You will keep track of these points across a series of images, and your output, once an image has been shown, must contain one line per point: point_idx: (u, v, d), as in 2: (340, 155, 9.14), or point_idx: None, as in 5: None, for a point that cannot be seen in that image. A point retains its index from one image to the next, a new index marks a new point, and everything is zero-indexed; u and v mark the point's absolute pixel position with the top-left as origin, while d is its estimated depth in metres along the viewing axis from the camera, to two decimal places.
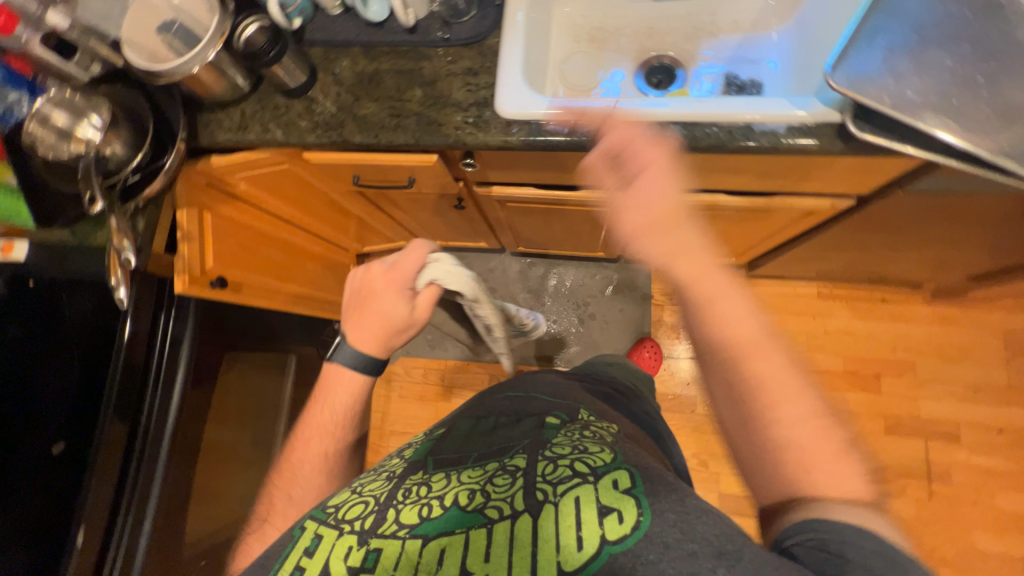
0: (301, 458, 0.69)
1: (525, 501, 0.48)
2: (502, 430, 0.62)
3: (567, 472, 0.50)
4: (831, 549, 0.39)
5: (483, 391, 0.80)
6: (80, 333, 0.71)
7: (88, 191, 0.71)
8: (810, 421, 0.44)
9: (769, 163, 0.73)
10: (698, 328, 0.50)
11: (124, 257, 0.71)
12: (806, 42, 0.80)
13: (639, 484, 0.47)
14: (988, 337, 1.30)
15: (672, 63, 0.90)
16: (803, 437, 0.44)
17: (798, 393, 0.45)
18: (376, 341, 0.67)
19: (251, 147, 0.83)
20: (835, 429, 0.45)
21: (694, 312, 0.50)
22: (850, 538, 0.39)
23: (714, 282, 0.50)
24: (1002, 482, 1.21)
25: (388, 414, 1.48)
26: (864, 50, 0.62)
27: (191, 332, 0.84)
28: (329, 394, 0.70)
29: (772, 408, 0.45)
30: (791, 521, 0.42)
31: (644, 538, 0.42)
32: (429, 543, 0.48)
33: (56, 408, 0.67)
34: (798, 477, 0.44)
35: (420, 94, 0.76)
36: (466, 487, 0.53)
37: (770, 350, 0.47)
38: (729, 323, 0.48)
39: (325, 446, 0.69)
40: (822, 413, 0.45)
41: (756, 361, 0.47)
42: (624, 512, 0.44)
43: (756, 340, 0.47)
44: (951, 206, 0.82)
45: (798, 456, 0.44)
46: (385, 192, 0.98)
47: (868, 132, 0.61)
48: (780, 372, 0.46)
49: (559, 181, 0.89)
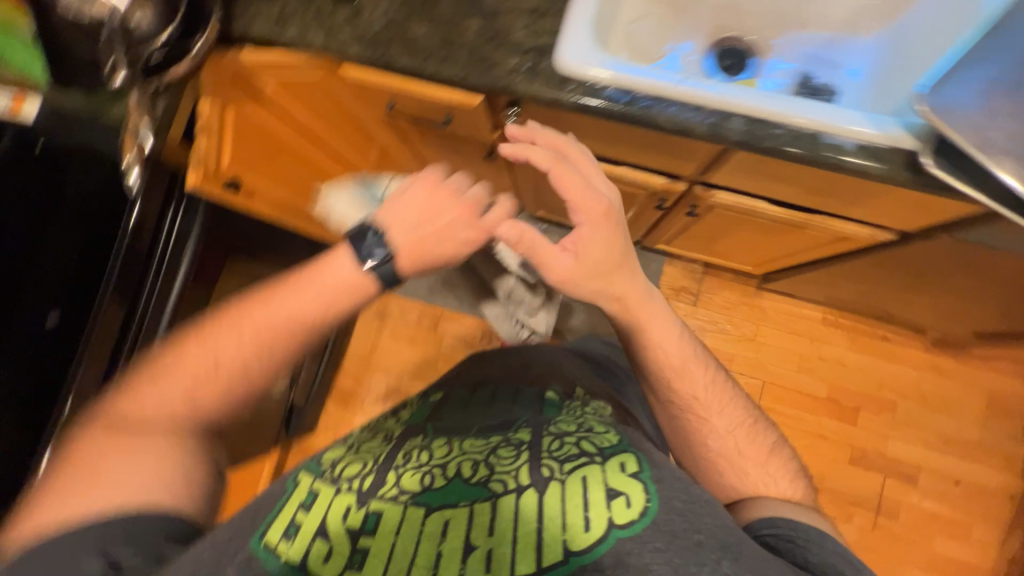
0: (225, 348, 0.55)
1: (531, 476, 0.52)
2: (497, 402, 0.68)
3: (574, 450, 0.55)
4: (799, 541, 0.52)
5: (475, 355, 0.86)
6: (85, 206, 0.74)
7: (109, 60, 0.66)
8: (741, 426, 0.63)
9: (823, 178, 0.70)
10: (646, 353, 0.65)
11: (141, 138, 0.71)
12: (896, 56, 0.74)
13: (644, 469, 0.53)
14: (974, 394, 1.32)
15: (747, 49, 0.84)
16: (719, 435, 0.63)
17: (714, 406, 0.64)
18: (420, 247, 0.58)
19: (286, 49, 0.77)
20: (758, 425, 0.65)
21: (643, 340, 0.64)
22: (813, 537, 0.52)
23: (655, 317, 0.64)
24: (944, 528, 1.27)
25: (376, 348, 1.50)
26: (962, 80, 0.57)
27: (198, 230, 0.87)
28: (297, 292, 0.58)
29: (712, 420, 0.63)
30: (769, 518, 0.56)
31: (651, 524, 0.47)
32: (431, 514, 0.51)
33: (61, 275, 0.73)
34: (747, 470, 0.61)
35: (478, 27, 0.70)
36: (467, 458, 0.56)
37: (692, 373, 0.64)
38: (677, 356, 0.64)
39: (262, 345, 0.56)
40: (747, 415, 0.65)
41: (681, 380, 0.64)
42: (632, 497, 0.49)
43: (683, 365, 0.64)
44: (988, 260, 0.80)
45: (719, 453, 0.62)
46: (418, 126, 0.93)
47: (939, 169, 0.58)
48: (712, 391, 0.64)
49: (600, 152, 0.85)
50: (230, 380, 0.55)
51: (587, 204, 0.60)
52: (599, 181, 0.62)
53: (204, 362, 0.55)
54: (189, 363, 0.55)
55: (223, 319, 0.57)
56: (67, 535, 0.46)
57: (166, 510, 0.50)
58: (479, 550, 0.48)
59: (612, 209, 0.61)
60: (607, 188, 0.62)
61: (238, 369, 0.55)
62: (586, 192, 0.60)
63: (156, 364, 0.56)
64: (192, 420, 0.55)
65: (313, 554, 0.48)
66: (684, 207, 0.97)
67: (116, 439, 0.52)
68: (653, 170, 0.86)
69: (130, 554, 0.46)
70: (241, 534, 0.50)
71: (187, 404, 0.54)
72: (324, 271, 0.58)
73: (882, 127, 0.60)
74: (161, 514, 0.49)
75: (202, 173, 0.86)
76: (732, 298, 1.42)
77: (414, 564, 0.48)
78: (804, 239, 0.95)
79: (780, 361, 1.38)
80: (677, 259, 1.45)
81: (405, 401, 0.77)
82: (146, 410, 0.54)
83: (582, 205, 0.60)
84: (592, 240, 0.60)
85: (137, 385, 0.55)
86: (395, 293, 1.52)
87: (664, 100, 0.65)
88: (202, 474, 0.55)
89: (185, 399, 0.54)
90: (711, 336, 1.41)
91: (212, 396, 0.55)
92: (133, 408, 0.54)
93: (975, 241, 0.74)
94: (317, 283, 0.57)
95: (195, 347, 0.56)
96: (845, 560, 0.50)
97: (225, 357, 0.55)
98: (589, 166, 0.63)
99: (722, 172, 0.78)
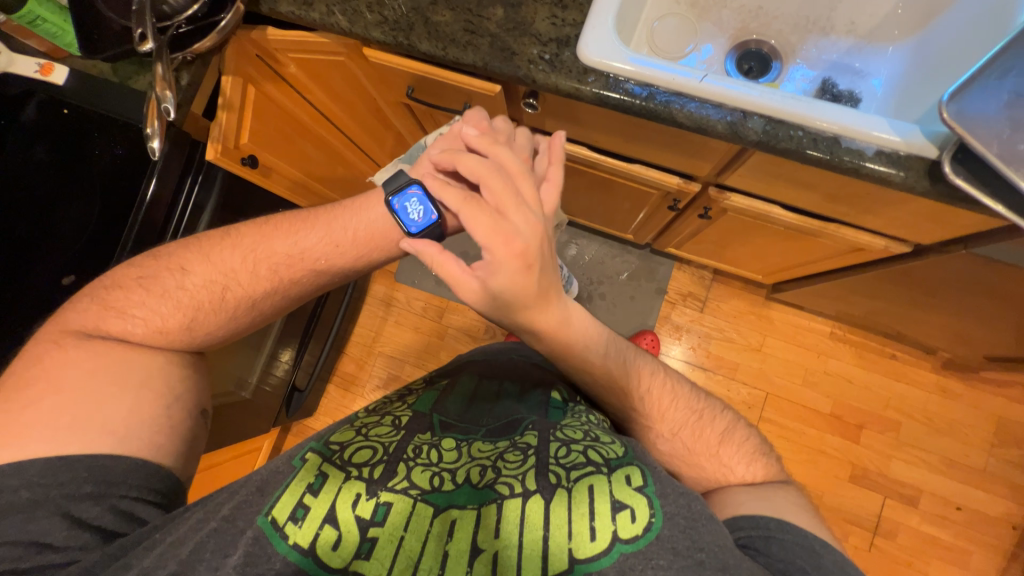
0: (235, 271, 0.62)
1: (537, 482, 0.53)
2: (499, 408, 0.69)
3: (581, 460, 0.55)
4: (760, 540, 0.51)
5: (452, 360, 0.85)
6: (102, 171, 0.77)
7: (139, 27, 0.68)
8: (685, 425, 0.63)
9: (841, 183, 0.69)
10: (592, 371, 0.63)
11: (163, 108, 0.70)
12: (923, 66, 0.73)
13: (650, 483, 0.52)
14: (982, 419, 1.29)
15: (770, 53, 0.83)
16: (676, 436, 0.63)
17: (659, 411, 0.64)
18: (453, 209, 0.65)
19: (309, 28, 0.77)
20: (705, 415, 0.64)
21: (590, 359, 0.62)
22: (772, 531, 0.51)
23: (598, 336, 0.62)
24: (941, 552, 1.24)
25: (380, 335, 1.51)
26: (988, 86, 0.55)
27: (213, 201, 0.88)
28: (306, 231, 0.64)
29: (654, 425, 0.64)
30: (733, 518, 0.55)
31: (655, 541, 0.47)
32: (439, 514, 0.51)
33: (74, 236, 0.75)
34: (704, 468, 0.61)
35: (501, 15, 0.70)
36: (477, 464, 0.57)
37: (633, 382, 0.64)
38: (606, 374, 0.63)
39: (272, 273, 0.63)
40: (691, 409, 0.64)
41: (626, 389, 0.64)
42: (636, 510, 0.49)
43: (625, 373, 0.64)
44: (999, 279, 0.79)
45: (687, 457, 0.62)
46: (436, 112, 0.93)
47: (961, 178, 0.56)
48: (647, 398, 0.64)
49: (615, 149, 0.85)
50: (230, 302, 0.62)
51: (495, 248, 0.47)
52: (521, 215, 0.49)
53: (210, 280, 0.62)
54: (192, 278, 0.62)
55: (238, 243, 0.64)
56: (39, 462, 0.49)
57: (132, 457, 0.52)
58: (486, 553, 0.49)
59: (530, 253, 0.48)
60: (532, 225, 0.49)
61: (240, 296, 0.62)
62: (496, 232, 0.48)
63: (156, 281, 0.62)
64: (174, 343, 0.60)
65: (322, 540, 0.49)
66: (697, 209, 0.96)
67: (97, 365, 0.55)
68: (669, 169, 0.86)
69: (93, 514, 0.49)
70: (246, 510, 0.50)
71: (179, 320, 0.60)
72: (349, 216, 0.65)
73: (903, 134, 0.60)
74: (127, 460, 0.52)
75: (222, 148, 0.86)
76: (740, 307, 1.41)
77: (421, 561, 0.48)
78: (817, 249, 0.94)
79: (785, 372, 1.37)
80: (686, 264, 1.44)
81: (410, 386, 0.77)
82: (137, 324, 0.59)
83: (490, 250, 0.48)
84: (500, 286, 0.49)
85: (131, 299, 0.60)
86: (401, 281, 1.53)
87: (684, 96, 0.65)
88: (183, 418, 0.58)
89: (179, 316, 0.60)
90: (716, 344, 1.40)
91: (204, 319, 0.61)
92: (124, 321, 0.59)
93: (991, 256, 0.73)
94: (346, 224, 0.64)
95: (202, 265, 0.62)
96: (808, 552, 0.49)
97: (230, 279, 0.62)
98: (519, 195, 0.50)
99: (738, 174, 0.77)
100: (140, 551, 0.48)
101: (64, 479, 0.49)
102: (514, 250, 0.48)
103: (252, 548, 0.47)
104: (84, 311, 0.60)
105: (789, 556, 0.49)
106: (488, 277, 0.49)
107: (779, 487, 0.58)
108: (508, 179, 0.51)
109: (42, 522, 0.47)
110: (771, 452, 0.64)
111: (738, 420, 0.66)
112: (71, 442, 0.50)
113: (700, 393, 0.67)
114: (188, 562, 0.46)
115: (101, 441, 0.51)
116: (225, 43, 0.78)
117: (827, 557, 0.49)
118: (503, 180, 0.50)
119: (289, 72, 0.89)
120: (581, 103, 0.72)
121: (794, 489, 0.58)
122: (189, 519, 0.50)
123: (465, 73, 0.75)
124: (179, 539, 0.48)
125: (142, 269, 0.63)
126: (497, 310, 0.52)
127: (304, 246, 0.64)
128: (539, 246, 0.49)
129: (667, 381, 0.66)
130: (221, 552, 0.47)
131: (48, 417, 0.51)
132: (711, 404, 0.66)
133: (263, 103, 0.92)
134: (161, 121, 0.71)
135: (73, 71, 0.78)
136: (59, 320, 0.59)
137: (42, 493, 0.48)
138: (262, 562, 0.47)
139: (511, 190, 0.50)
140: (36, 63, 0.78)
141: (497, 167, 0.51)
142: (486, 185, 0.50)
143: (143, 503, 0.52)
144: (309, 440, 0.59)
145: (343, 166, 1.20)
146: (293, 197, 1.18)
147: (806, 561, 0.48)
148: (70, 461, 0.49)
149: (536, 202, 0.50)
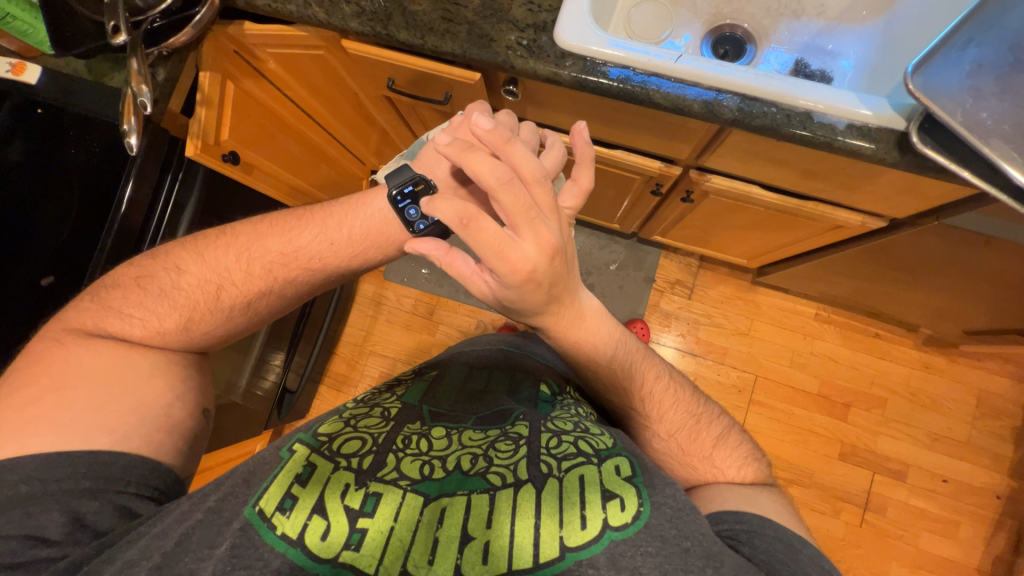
0: (229, 270, 0.62)
1: (529, 471, 0.53)
2: (488, 399, 0.69)
3: (571, 450, 0.55)
4: (741, 534, 0.52)
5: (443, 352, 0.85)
6: (84, 168, 0.77)
7: (111, 21, 0.68)
8: (683, 427, 0.64)
9: (817, 158, 0.70)
10: (595, 365, 0.64)
11: (139, 102, 0.70)
12: (892, 45, 0.75)
13: (638, 473, 0.53)
14: (964, 393, 1.32)
15: (744, 37, 0.85)
16: (671, 439, 0.64)
17: (658, 414, 0.65)
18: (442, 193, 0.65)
19: (288, 22, 0.77)
20: (703, 419, 0.65)
21: (589, 355, 0.62)
22: (754, 527, 0.52)
23: (608, 324, 0.61)
24: (932, 525, 1.27)
25: (371, 335, 1.50)
26: (951, 57, 0.57)
27: (195, 201, 0.87)
28: (302, 229, 0.64)
29: (653, 424, 0.65)
30: (721, 515, 0.55)
31: (644, 528, 0.48)
32: (429, 504, 0.51)
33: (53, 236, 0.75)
34: (693, 466, 0.63)
35: (478, 2, 0.70)
36: (468, 452, 0.57)
37: (634, 383, 0.65)
38: (611, 373, 0.64)
39: (268, 272, 0.62)
40: (690, 412, 0.65)
41: (627, 388, 0.65)
42: (626, 500, 0.49)
43: (626, 371, 0.64)
44: (966, 253, 0.82)
45: (680, 457, 0.64)
46: (417, 103, 0.92)
47: (929, 148, 0.58)
48: (650, 399, 0.65)
49: (597, 134, 0.86)
50: (227, 303, 0.62)
51: (502, 265, 0.46)
52: (532, 232, 0.46)
53: (205, 280, 0.62)
54: (187, 278, 0.62)
55: (232, 242, 0.63)
56: (39, 458, 0.48)
57: (131, 454, 0.52)
58: (477, 541, 0.48)
59: (539, 273, 0.48)
60: (543, 243, 0.46)
61: (236, 296, 0.62)
62: (505, 250, 0.46)
63: (154, 281, 0.62)
64: (178, 343, 0.61)
65: (310, 531, 0.47)
66: (681, 193, 0.97)
67: (99, 364, 0.55)
68: (650, 153, 0.88)
69: (92, 509, 0.48)
70: (233, 501, 0.49)
71: (177, 321, 0.60)
72: (344, 213, 0.64)
73: (874, 108, 0.61)
74: (127, 457, 0.51)
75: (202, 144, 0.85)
76: (726, 292, 1.43)
77: (411, 551, 0.47)
78: (797, 228, 0.96)
79: (772, 355, 1.39)
80: (674, 253, 1.46)
81: (399, 377, 0.77)
82: (136, 325, 0.59)
83: (496, 268, 0.47)
84: (503, 291, 0.50)
85: (128, 299, 0.60)
86: (389, 280, 1.53)
87: (662, 77, 0.66)
88: (185, 419, 0.58)
89: (176, 315, 0.60)
90: (705, 330, 1.42)
91: (200, 321, 0.61)
92: (119, 321, 0.59)
93: (964, 227, 0.75)
94: (342, 224, 0.64)
95: (198, 264, 0.62)
96: (787, 546, 0.50)
97: (225, 279, 0.62)
98: (534, 207, 0.47)
99: (717, 154, 0.78)
100: (124, 544, 0.46)
101: (62, 475, 0.48)
102: (524, 267, 0.46)
103: (239, 540, 0.46)
104: (85, 310, 0.60)
105: (768, 546, 0.50)
106: (492, 281, 0.50)
107: (764, 489, 0.59)
108: (521, 189, 0.47)
109: (42, 517, 0.47)
110: (763, 456, 0.66)
111: (732, 425, 0.67)
112: (72, 439, 0.50)
113: (700, 396, 0.68)
114: (173, 555, 0.45)
115: (101, 438, 0.51)
116: (201, 38, 0.78)
117: (805, 551, 0.50)
118: (516, 192, 0.46)
119: (269, 68, 0.88)
120: (559, 89, 0.72)
121: (776, 491, 0.60)
122: (175, 511, 0.49)
123: (444, 62, 0.76)
124: (164, 530, 0.47)
125: (140, 270, 0.63)
126: (497, 307, 0.54)
127: (301, 245, 0.63)
128: (548, 265, 0.48)
129: (672, 384, 0.67)
130: (207, 543, 0.46)
131: (47, 414, 0.50)
132: (708, 409, 0.67)
133: (243, 99, 0.91)
134: (138, 115, 0.71)
135: (45, 71, 0.77)
136: (62, 319, 0.60)
137: (41, 488, 0.47)
138: (248, 552, 0.45)
139: (526, 202, 0.46)
140: (7, 63, 0.77)
141: (509, 175, 0.46)
142: (496, 197, 0.46)
143: (141, 499, 0.51)
144: (297, 432, 0.59)
145: (325, 163, 1.20)
146: (279, 194, 1.18)
147: (784, 554, 0.49)
148: (69, 457, 0.49)
149: (551, 210, 0.48)
